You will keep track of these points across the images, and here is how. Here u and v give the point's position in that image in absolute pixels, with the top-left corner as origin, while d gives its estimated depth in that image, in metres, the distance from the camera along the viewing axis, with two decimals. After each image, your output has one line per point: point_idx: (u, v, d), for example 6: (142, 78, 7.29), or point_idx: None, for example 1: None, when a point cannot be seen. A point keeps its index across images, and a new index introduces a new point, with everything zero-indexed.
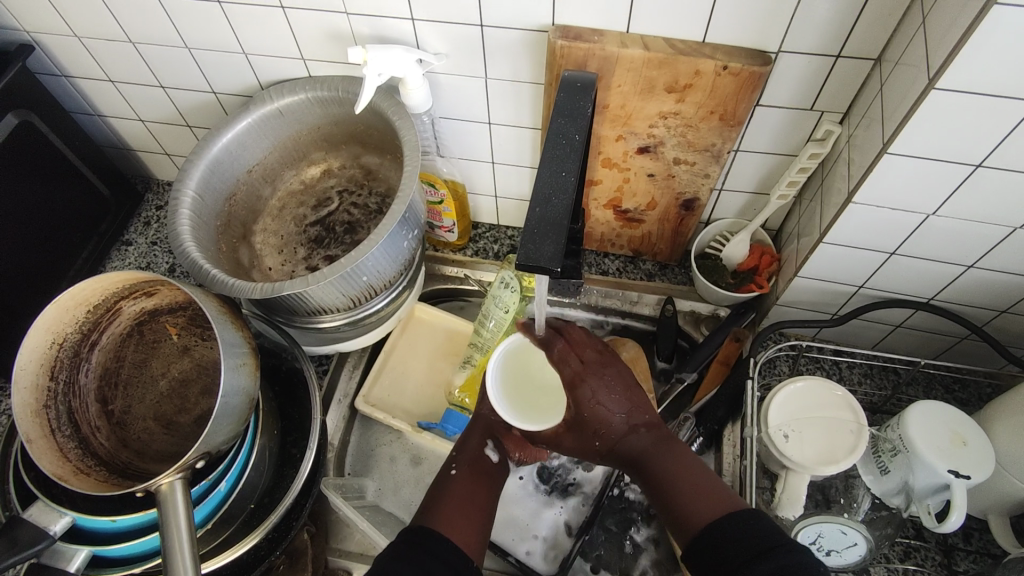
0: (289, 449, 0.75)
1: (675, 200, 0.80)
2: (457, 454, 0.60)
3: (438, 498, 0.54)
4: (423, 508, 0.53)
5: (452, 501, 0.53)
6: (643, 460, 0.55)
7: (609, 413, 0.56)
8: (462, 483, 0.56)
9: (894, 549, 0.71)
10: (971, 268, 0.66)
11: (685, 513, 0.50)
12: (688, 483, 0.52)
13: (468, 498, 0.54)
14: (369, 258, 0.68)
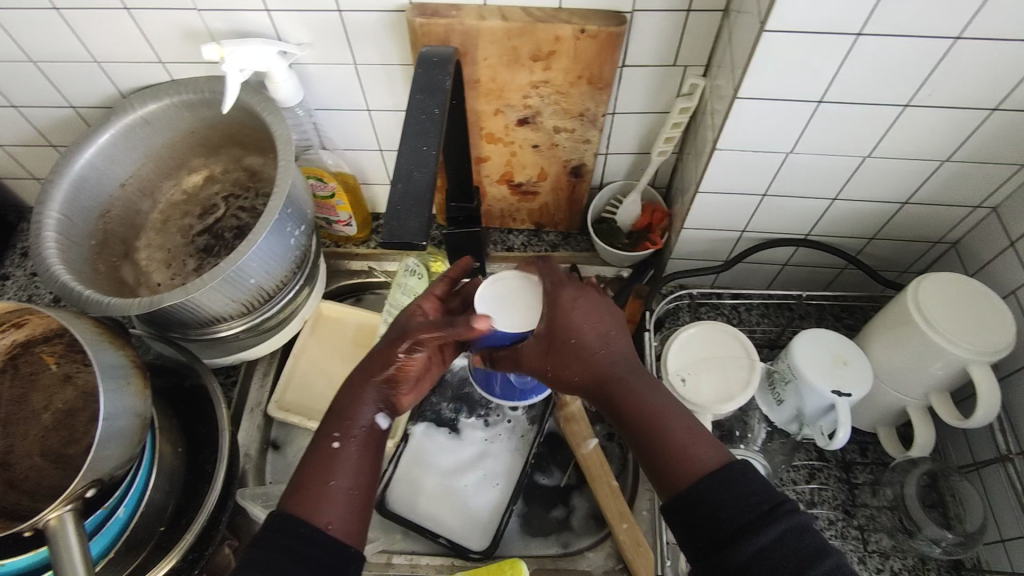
0: (202, 465, 0.73)
1: (564, 168, 0.82)
2: (340, 410, 0.54)
3: (311, 463, 0.51)
4: (294, 483, 0.51)
5: (320, 484, 0.50)
6: (618, 399, 0.51)
7: (597, 354, 0.53)
8: (348, 458, 0.52)
9: (799, 472, 0.76)
10: (835, 200, 0.70)
11: (665, 468, 0.47)
12: (680, 432, 0.49)
13: (349, 477, 0.51)
14: (252, 259, 0.66)
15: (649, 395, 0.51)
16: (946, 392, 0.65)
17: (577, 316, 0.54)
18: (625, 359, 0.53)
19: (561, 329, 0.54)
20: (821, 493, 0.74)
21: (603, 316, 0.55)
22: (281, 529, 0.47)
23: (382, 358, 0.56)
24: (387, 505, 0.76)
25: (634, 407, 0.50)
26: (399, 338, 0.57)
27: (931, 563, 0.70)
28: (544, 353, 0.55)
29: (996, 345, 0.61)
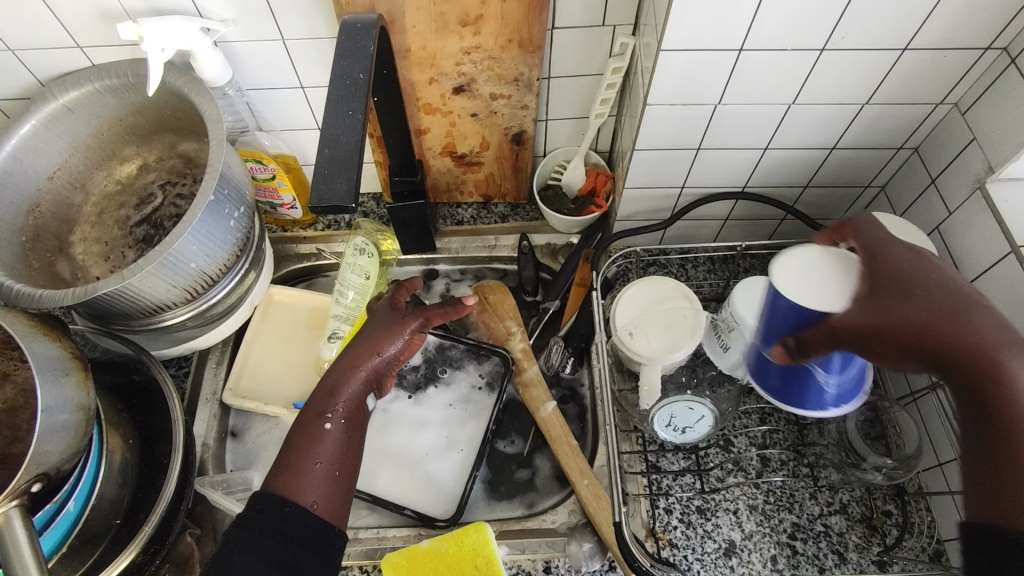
0: (157, 457, 0.72)
1: (505, 137, 0.82)
2: (322, 395, 0.60)
3: (295, 446, 0.57)
4: (276, 467, 0.56)
5: (306, 465, 0.56)
6: (945, 346, 0.46)
7: (935, 290, 0.49)
8: (336, 438, 0.58)
9: (751, 416, 0.78)
10: (767, 150, 0.72)
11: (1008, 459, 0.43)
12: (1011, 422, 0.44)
13: (334, 457, 0.57)
14: (189, 243, 0.65)
15: (965, 330, 0.46)
16: None
17: (903, 250, 0.52)
18: (977, 317, 0.47)
19: (887, 271, 0.51)
20: (772, 435, 0.77)
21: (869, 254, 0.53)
22: (269, 510, 0.52)
23: (366, 345, 0.64)
24: None
25: (972, 344, 0.46)
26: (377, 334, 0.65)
27: (877, 491, 0.73)
28: (873, 308, 0.50)
29: None
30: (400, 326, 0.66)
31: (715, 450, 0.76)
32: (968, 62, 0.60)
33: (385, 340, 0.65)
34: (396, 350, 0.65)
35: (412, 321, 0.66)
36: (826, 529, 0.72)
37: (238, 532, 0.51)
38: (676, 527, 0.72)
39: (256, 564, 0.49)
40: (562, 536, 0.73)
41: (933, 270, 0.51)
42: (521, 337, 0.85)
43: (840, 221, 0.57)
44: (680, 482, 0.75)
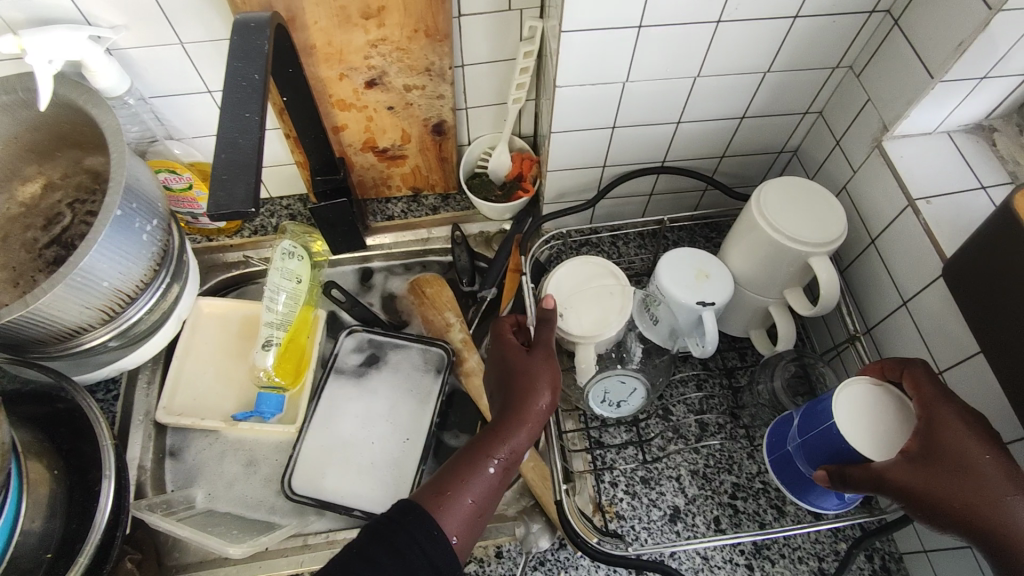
0: (88, 484, 0.69)
1: (425, 128, 0.82)
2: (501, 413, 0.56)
3: (460, 461, 0.53)
4: (449, 468, 0.53)
5: (456, 490, 0.51)
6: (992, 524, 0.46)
7: (971, 451, 0.49)
8: (486, 480, 0.52)
9: (687, 384, 0.80)
10: (680, 124, 0.73)
11: None
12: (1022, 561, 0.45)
13: (481, 497, 0.52)
14: (99, 259, 0.62)
15: (983, 492, 0.47)
16: (798, 287, 0.71)
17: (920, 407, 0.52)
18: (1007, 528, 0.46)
19: (940, 442, 0.50)
20: (708, 401, 0.79)
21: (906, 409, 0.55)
22: (408, 528, 0.48)
23: (540, 372, 0.58)
24: (293, 491, 0.75)
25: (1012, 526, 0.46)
26: (536, 359, 0.59)
27: None
28: (920, 470, 0.49)
29: (832, 237, 0.66)
30: (551, 369, 0.58)
31: (655, 420, 0.78)
32: (856, 25, 0.62)
33: (550, 382, 0.57)
34: (550, 397, 0.57)
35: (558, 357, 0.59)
36: (764, 486, 0.75)
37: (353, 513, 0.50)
38: (623, 499, 0.74)
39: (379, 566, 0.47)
40: (511, 519, 0.74)
41: (976, 426, 0.50)
42: (461, 327, 0.86)
43: (900, 367, 0.56)
44: (624, 454, 0.77)
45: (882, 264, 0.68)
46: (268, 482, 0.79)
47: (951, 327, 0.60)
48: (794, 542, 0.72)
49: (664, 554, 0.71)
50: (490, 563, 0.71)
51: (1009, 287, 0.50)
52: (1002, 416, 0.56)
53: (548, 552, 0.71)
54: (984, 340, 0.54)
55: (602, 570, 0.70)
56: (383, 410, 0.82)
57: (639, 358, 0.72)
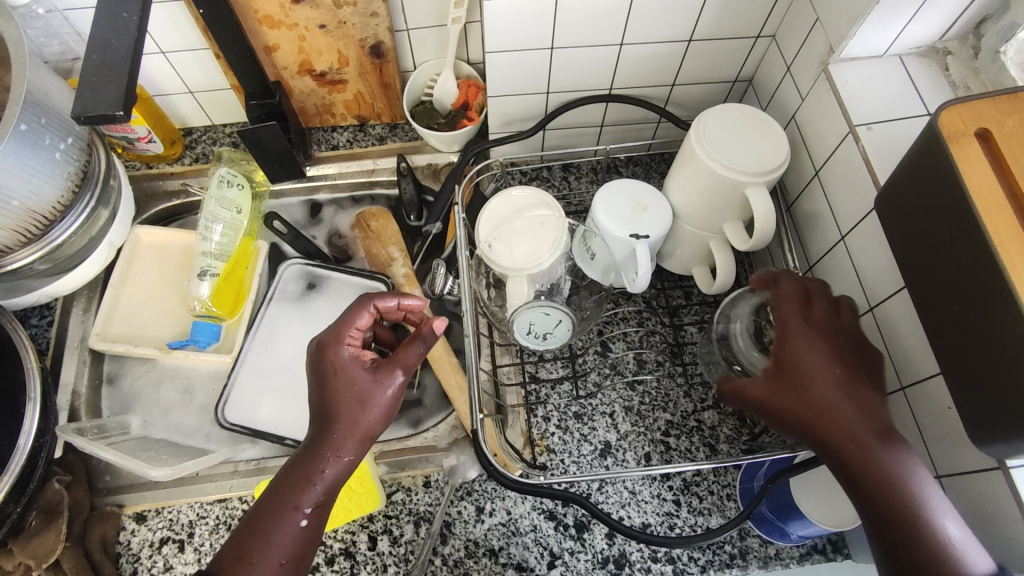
0: (10, 407, 0.68)
1: (362, 50, 0.78)
2: (297, 465, 0.52)
3: (252, 519, 0.51)
4: (245, 532, 0.51)
5: (260, 552, 0.50)
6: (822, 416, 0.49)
7: (811, 369, 0.51)
8: (301, 516, 0.51)
9: (628, 320, 0.79)
10: (623, 46, 0.69)
11: (868, 481, 0.46)
12: (877, 467, 0.46)
13: (295, 542, 0.51)
14: (7, 174, 0.61)
15: (805, 381, 0.51)
16: (739, 221, 0.68)
17: (922, 469, 0.46)
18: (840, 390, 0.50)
19: (788, 353, 0.52)
20: (650, 338, 0.78)
21: (829, 343, 0.52)
22: None
23: (337, 387, 0.54)
24: (223, 416, 0.75)
25: (858, 455, 0.47)
26: (339, 390, 0.54)
27: None
28: (811, 350, 0.52)
29: (771, 166, 0.63)
30: (365, 382, 0.54)
31: (593, 356, 0.77)
32: None
33: (353, 386, 0.54)
34: (368, 396, 0.54)
35: (399, 371, 0.54)
36: (698, 424, 0.74)
37: None
38: (554, 433, 0.73)
39: None
40: (441, 451, 0.74)
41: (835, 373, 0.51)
42: (404, 262, 0.85)
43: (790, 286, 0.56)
44: (558, 390, 0.76)
45: (825, 198, 0.65)
46: (203, 410, 0.79)
47: (883, 261, 0.57)
48: (725, 479, 0.71)
49: (592, 488, 0.71)
50: (417, 492, 0.71)
51: (930, 213, 0.48)
52: (922, 351, 0.54)
53: (474, 483, 0.70)
54: (908, 273, 0.52)
55: (528, 502, 0.69)
56: None
57: (566, 290, 0.71)
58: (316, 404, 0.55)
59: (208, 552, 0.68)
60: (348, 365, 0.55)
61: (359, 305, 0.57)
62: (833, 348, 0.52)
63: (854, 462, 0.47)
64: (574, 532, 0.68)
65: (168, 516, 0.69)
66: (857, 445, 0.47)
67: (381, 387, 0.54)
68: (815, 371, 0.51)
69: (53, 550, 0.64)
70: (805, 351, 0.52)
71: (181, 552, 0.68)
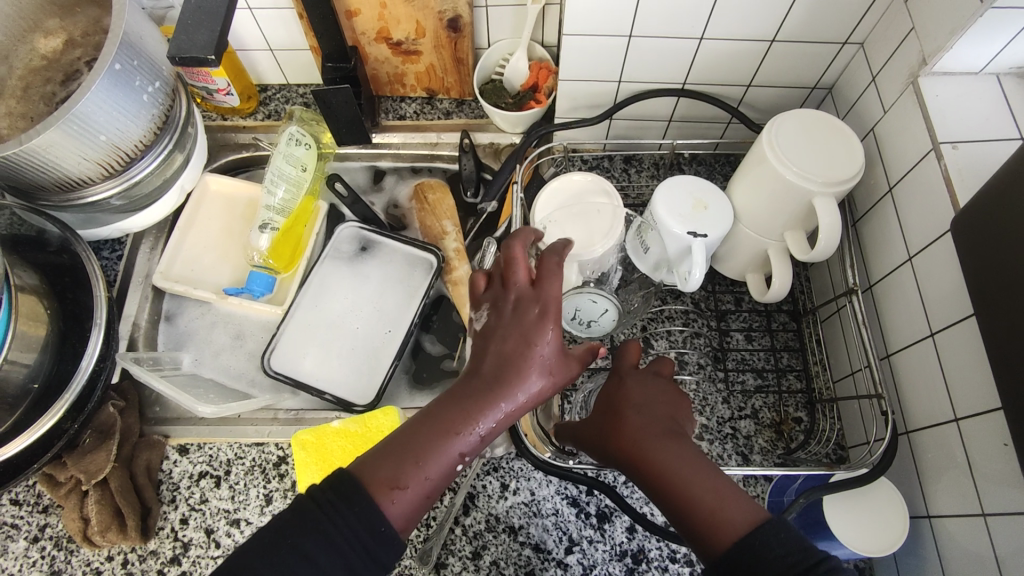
0: (78, 330, 0.72)
1: (440, 22, 0.79)
2: (469, 402, 0.47)
3: (407, 446, 0.45)
4: (393, 455, 0.45)
5: (410, 481, 0.44)
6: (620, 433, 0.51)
7: (618, 398, 0.53)
8: (453, 454, 0.46)
9: (673, 320, 0.78)
10: (702, 41, 0.68)
11: (659, 481, 0.46)
12: (660, 462, 0.47)
13: (437, 481, 0.46)
14: (98, 111, 0.64)
15: (610, 407, 0.53)
16: (800, 230, 0.66)
17: (717, 472, 0.46)
18: (645, 411, 0.51)
19: (609, 396, 0.55)
20: (694, 339, 0.77)
21: (645, 385, 0.54)
22: (339, 504, 0.42)
23: (527, 335, 0.49)
24: (269, 364, 0.78)
25: (640, 457, 0.48)
26: (538, 342, 0.49)
27: (789, 399, 0.73)
28: (617, 386, 0.55)
29: (842, 177, 0.61)
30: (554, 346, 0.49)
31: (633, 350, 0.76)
32: None
33: (544, 341, 0.49)
34: (551, 366, 0.49)
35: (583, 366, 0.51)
36: (733, 432, 0.72)
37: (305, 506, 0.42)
38: None
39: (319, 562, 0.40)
40: None
41: (646, 398, 0.53)
42: (456, 237, 0.86)
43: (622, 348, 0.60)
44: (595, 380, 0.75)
45: (895, 214, 0.62)
46: (251, 357, 0.82)
47: (951, 284, 0.55)
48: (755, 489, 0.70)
49: (618, 481, 0.71)
50: None
51: (1013, 240, 0.46)
52: (983, 382, 0.52)
53: (502, 459, 0.71)
54: (979, 300, 0.50)
55: (553, 485, 0.70)
56: (369, 302, 0.83)
57: (616, 282, 0.72)
58: (494, 362, 0.49)
59: (242, 491, 0.70)
60: (547, 332, 0.49)
61: (557, 268, 0.51)
62: (661, 395, 0.53)
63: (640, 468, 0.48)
64: (595, 521, 0.68)
65: (208, 452, 0.72)
66: (645, 442, 0.48)
67: (564, 365, 0.50)
68: (621, 407, 0.53)
69: (103, 469, 0.67)
70: (624, 393, 0.54)
71: (217, 488, 0.71)
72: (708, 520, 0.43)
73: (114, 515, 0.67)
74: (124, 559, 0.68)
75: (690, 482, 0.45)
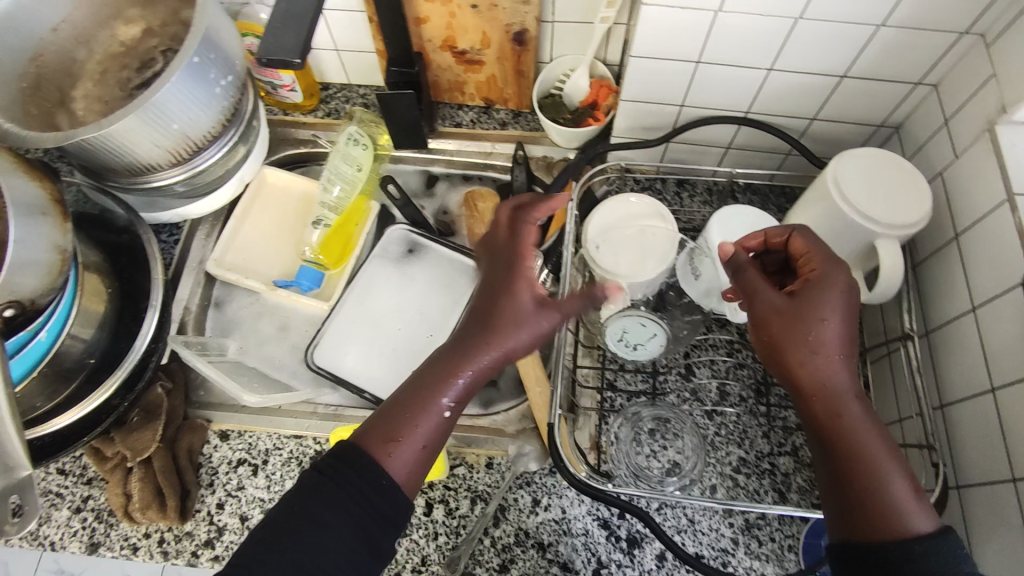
0: (134, 310, 0.74)
1: (507, 35, 0.79)
2: (456, 358, 0.52)
3: (410, 404, 0.51)
4: (388, 417, 0.51)
5: (405, 435, 0.50)
6: (816, 395, 0.52)
7: (817, 321, 0.52)
8: (438, 408, 0.51)
9: (718, 349, 0.77)
10: (771, 71, 0.67)
11: (861, 458, 0.50)
12: (882, 444, 0.50)
13: (433, 433, 0.51)
14: (173, 99, 0.66)
15: (802, 334, 0.52)
16: (858, 271, 0.65)
17: (902, 464, 0.50)
18: (848, 373, 0.52)
19: (788, 307, 0.53)
20: (737, 370, 0.76)
21: (844, 315, 0.53)
22: (345, 463, 0.49)
23: (500, 296, 0.52)
24: (312, 359, 0.79)
25: (852, 430, 0.50)
26: (512, 297, 0.52)
27: None
28: (792, 303, 0.53)
29: (908, 221, 0.60)
30: (519, 302, 0.52)
31: (675, 376, 0.76)
32: None
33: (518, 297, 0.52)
34: (518, 316, 0.51)
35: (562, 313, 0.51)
36: (771, 467, 0.71)
37: (314, 476, 0.48)
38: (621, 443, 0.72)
39: (324, 514, 0.46)
40: (509, 437, 0.75)
41: (847, 352, 0.52)
42: None
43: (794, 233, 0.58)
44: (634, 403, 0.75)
45: (960, 262, 0.61)
46: (294, 349, 0.84)
47: (1016, 339, 0.54)
48: (791, 529, 0.69)
49: (651, 507, 0.70)
50: (478, 471, 0.72)
51: None
52: None
53: (536, 474, 0.71)
54: None
55: (585, 505, 0.69)
56: (414, 305, 0.84)
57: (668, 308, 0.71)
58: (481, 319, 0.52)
59: (278, 481, 0.72)
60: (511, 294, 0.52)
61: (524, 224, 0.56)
62: (846, 342, 0.52)
63: (847, 430, 0.50)
64: (625, 546, 0.68)
65: (247, 440, 0.74)
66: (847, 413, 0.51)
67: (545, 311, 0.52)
68: (835, 348, 0.52)
69: (149, 448, 0.70)
70: (820, 326, 0.52)
71: (254, 476, 0.72)
72: (892, 516, 0.47)
73: (154, 494, 0.69)
74: (160, 538, 0.69)
75: (883, 472, 0.49)
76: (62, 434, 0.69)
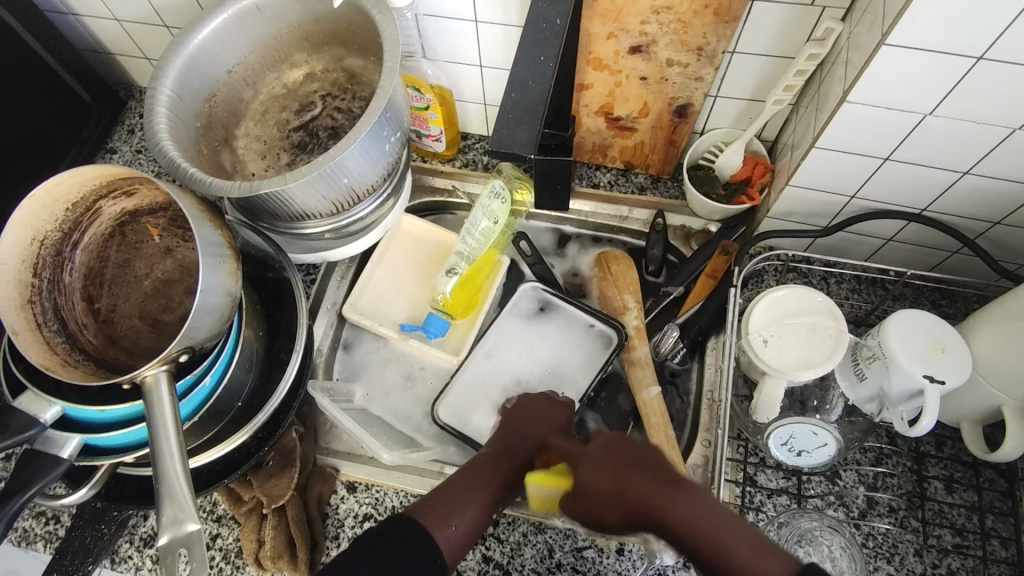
0: (277, 353, 0.75)
1: (668, 107, 0.78)
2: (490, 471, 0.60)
3: (445, 498, 0.56)
4: (428, 502, 0.56)
5: (453, 519, 0.55)
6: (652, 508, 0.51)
7: (603, 466, 0.55)
8: (478, 504, 0.57)
9: (866, 455, 0.73)
10: (966, 175, 0.64)
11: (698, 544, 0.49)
12: (704, 533, 0.49)
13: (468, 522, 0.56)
14: (349, 158, 0.66)
15: (632, 475, 0.54)
16: None
17: (751, 533, 0.49)
18: (646, 480, 0.53)
19: (589, 478, 0.55)
20: (887, 479, 0.72)
21: (618, 459, 0.55)
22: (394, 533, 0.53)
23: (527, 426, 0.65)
24: (440, 416, 0.79)
25: (682, 529, 0.50)
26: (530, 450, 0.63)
27: (993, 567, 0.67)
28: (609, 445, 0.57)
29: None
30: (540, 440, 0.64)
31: (820, 478, 0.72)
32: None
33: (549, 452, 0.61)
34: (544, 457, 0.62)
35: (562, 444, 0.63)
36: None
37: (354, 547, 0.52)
38: None
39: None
40: None
41: (637, 466, 0.54)
42: (637, 314, 0.83)
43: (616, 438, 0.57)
44: (775, 501, 0.72)
45: None
46: (418, 401, 0.83)
47: None
48: None
49: None
50: (609, 556, 0.71)
51: None
52: None
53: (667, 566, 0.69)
54: None
55: None
56: (542, 368, 0.83)
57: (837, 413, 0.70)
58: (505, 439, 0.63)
59: None
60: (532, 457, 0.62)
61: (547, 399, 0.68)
62: (645, 474, 0.53)
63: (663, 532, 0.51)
64: None
65: (375, 494, 0.74)
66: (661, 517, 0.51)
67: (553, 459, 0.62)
68: (607, 467, 0.55)
69: (284, 495, 0.69)
70: (599, 476, 0.54)
71: None
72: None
73: (286, 543, 0.69)
74: None
75: (744, 555, 0.47)
76: (202, 473, 0.70)
